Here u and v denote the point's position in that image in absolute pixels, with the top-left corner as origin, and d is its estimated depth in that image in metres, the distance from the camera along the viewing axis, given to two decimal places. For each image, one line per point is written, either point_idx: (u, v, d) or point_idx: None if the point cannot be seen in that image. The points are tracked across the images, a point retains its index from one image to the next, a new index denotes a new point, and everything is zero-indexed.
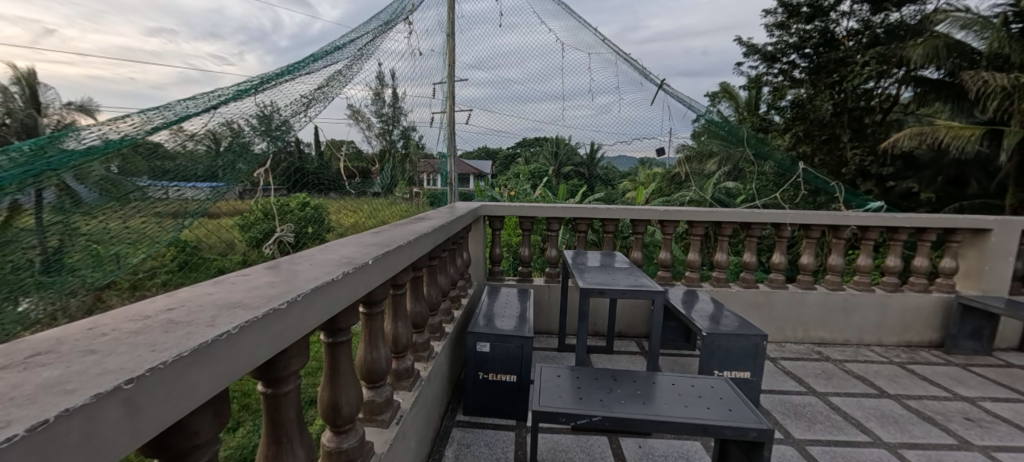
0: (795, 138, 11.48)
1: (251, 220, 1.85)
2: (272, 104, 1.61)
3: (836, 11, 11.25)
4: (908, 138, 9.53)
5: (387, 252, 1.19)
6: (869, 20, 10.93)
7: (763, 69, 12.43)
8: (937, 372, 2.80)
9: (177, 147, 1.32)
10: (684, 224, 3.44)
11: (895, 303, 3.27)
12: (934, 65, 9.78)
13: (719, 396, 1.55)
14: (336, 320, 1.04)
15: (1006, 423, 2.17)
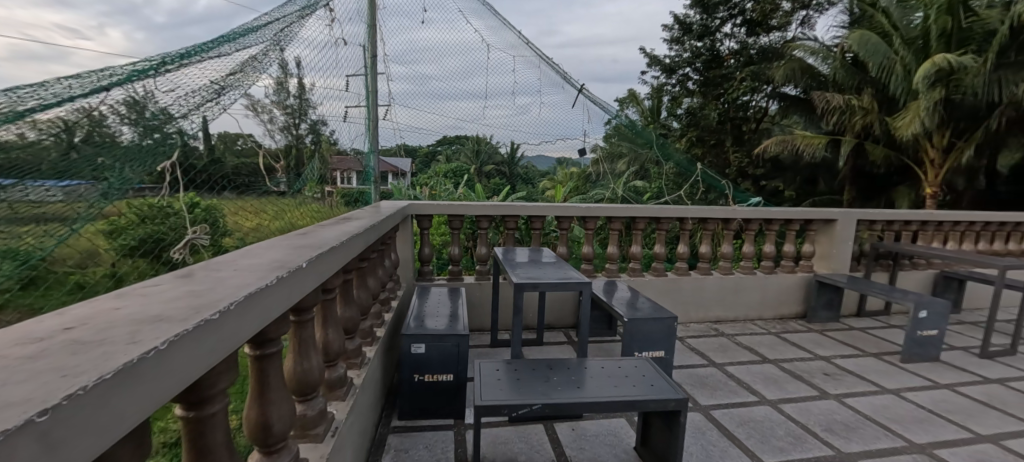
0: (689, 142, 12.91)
1: (122, 225, 1.45)
2: (151, 93, 1.31)
3: (720, 31, 12.60)
4: (775, 145, 11.18)
5: (322, 253, 1.13)
6: (745, 41, 12.40)
7: (663, 79, 13.52)
8: (803, 339, 3.37)
9: (19, 137, 0.95)
10: (603, 219, 3.68)
11: (772, 283, 3.86)
12: (792, 84, 11.62)
13: (642, 375, 1.71)
14: (265, 331, 0.96)
15: (852, 374, 2.69)
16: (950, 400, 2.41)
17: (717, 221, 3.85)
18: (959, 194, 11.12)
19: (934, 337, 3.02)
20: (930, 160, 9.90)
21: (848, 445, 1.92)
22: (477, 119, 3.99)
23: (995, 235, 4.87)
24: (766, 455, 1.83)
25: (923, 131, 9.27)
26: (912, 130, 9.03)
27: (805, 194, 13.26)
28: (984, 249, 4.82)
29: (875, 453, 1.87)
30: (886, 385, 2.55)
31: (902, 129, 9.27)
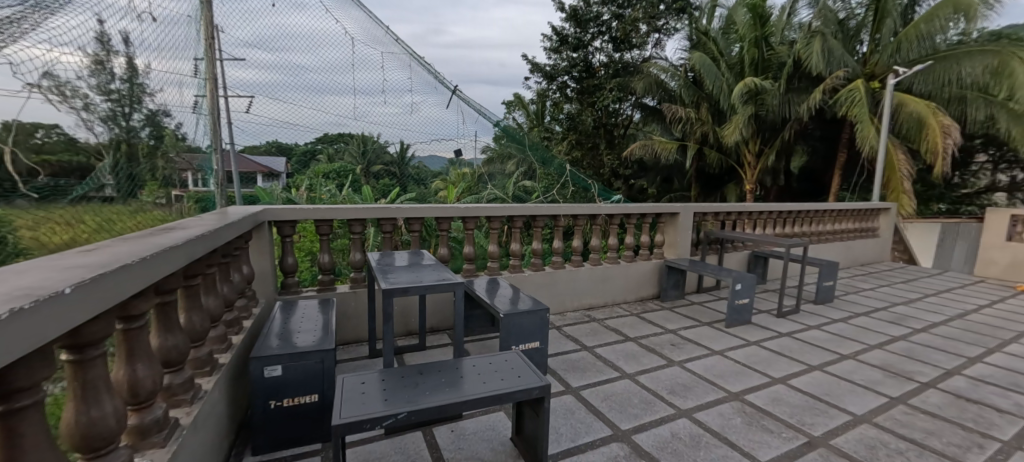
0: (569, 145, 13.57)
1: None
2: None
3: (591, 45, 12.96)
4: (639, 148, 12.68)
5: (101, 274, 0.91)
6: (613, 56, 12.87)
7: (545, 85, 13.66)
8: (657, 316, 3.90)
9: None
10: (483, 218, 3.75)
11: (632, 269, 4.38)
12: (651, 96, 13.33)
13: (511, 367, 1.79)
14: (8, 379, 0.76)
15: (691, 342, 3.20)
16: (756, 353, 3.03)
17: (585, 217, 4.22)
18: (768, 190, 13.87)
19: (746, 304, 3.75)
20: (747, 162, 12.30)
21: (686, 403, 2.28)
22: (361, 117, 3.97)
23: (787, 220, 6.26)
24: (624, 424, 2.07)
25: (741, 139, 11.44)
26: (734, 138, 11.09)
27: (663, 191, 15.30)
28: (779, 231, 6.15)
29: (704, 406, 2.25)
30: (714, 348, 3.09)
31: (726, 136, 11.29)
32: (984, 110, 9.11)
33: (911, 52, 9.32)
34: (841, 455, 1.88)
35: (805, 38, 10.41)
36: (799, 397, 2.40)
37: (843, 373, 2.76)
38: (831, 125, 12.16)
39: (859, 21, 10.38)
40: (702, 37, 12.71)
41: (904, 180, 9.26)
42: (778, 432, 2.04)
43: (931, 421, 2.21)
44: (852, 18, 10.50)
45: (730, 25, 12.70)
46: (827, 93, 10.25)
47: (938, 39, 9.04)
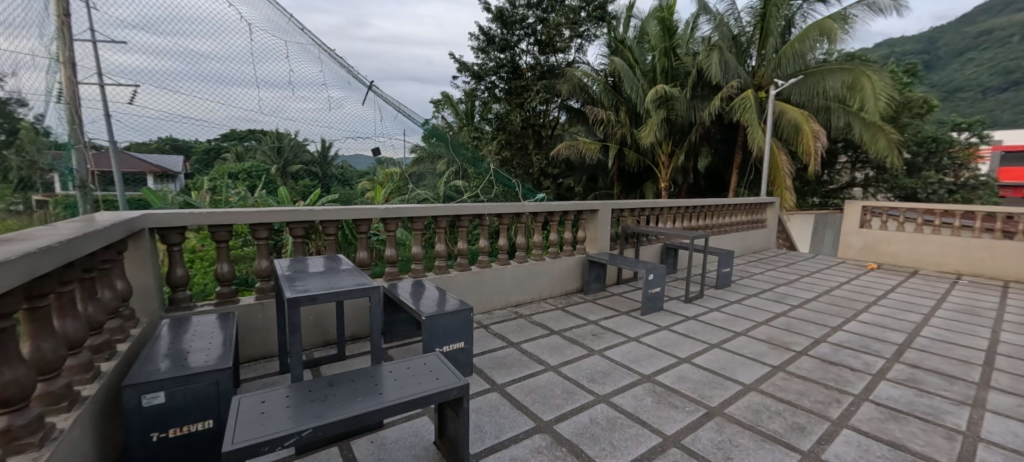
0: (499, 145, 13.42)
1: None
2: None
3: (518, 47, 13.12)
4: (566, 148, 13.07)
5: None
6: (539, 57, 13.07)
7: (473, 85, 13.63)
8: (580, 309, 4.08)
9: None
10: (405, 219, 3.62)
11: (556, 265, 4.54)
12: (575, 98, 13.83)
13: (429, 370, 1.76)
14: None
15: (610, 331, 3.40)
16: (666, 337, 3.30)
17: (510, 216, 4.28)
18: (679, 188, 15.04)
19: (658, 292, 4.07)
20: (662, 162, 13.26)
21: (604, 389, 2.41)
22: (276, 111, 4.10)
23: (693, 214, 6.91)
24: (546, 415, 2.14)
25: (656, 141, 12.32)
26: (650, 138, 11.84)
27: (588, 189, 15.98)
28: (686, 225, 6.76)
29: (620, 390, 2.40)
30: (630, 335, 3.32)
31: (643, 138, 12.08)
32: (842, 118, 10.75)
33: (790, 67, 10.74)
34: (734, 421, 2.13)
35: (706, 52, 11.53)
36: (701, 373, 2.66)
37: (737, 349, 3.12)
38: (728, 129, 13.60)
39: (748, 38, 11.68)
40: (619, 45, 13.54)
41: (787, 177, 10.61)
42: (683, 407, 2.24)
43: (803, 383, 2.58)
44: (743, 34, 11.84)
45: (643, 36, 13.70)
46: (725, 101, 11.43)
47: (809, 57, 10.49)
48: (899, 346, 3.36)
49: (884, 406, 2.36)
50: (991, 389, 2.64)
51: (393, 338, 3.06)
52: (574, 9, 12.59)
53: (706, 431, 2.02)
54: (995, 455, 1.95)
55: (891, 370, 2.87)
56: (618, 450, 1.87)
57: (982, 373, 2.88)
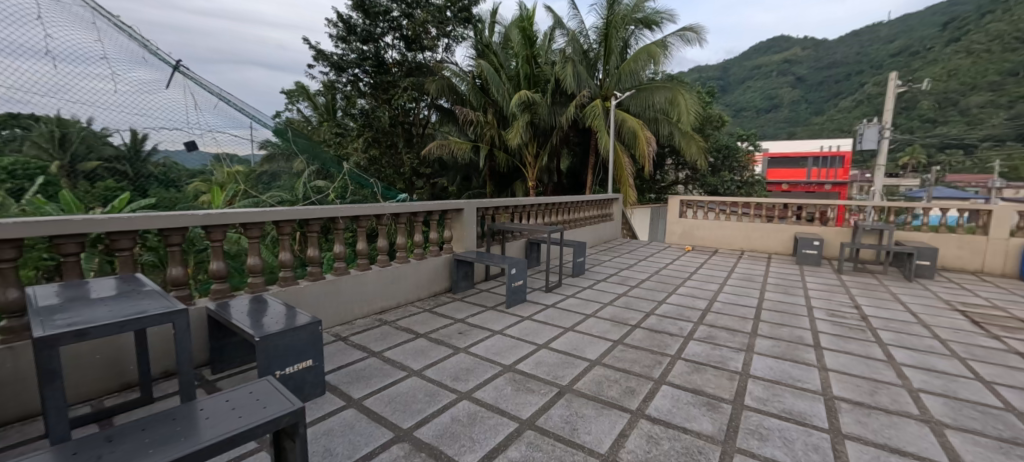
0: (366, 143, 12.65)
1: None
2: None
3: (382, 40, 12.49)
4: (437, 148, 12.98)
5: None
6: (406, 54, 12.63)
7: (334, 76, 12.64)
8: (448, 308, 4.08)
9: None
10: (236, 227, 3.08)
11: (422, 267, 4.45)
12: (444, 98, 13.51)
13: (256, 398, 1.53)
14: None
15: (476, 327, 3.48)
16: (527, 326, 3.52)
17: (369, 218, 4.01)
18: (546, 187, 16.02)
19: (521, 286, 4.31)
20: (529, 163, 14.14)
21: (466, 386, 2.45)
22: (51, 90, 3.50)
23: (553, 210, 7.51)
24: (406, 422, 2.08)
25: (522, 142, 13.06)
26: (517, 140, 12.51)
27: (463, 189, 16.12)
28: (548, 220, 7.31)
29: (482, 384, 2.47)
30: (495, 328, 3.45)
31: (510, 139, 12.70)
32: (666, 128, 12.94)
33: (628, 82, 12.26)
34: (580, 395, 2.38)
35: (561, 63, 12.47)
36: (555, 356, 2.91)
37: (586, 329, 3.49)
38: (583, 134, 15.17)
39: (596, 53, 12.97)
40: (486, 49, 13.86)
41: (630, 177, 12.26)
42: (538, 390, 2.42)
43: (635, 352, 3.03)
44: (592, 50, 13.05)
45: (507, 42, 14.21)
46: (578, 108, 12.62)
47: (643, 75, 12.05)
48: (703, 312, 4.20)
49: (691, 361, 2.92)
50: (758, 337, 3.48)
51: (222, 366, 2.63)
52: (439, 9, 12.45)
53: (557, 409, 2.22)
54: (758, 386, 2.59)
55: (697, 331, 3.56)
56: (477, 443, 1.92)
57: (754, 326, 3.79)
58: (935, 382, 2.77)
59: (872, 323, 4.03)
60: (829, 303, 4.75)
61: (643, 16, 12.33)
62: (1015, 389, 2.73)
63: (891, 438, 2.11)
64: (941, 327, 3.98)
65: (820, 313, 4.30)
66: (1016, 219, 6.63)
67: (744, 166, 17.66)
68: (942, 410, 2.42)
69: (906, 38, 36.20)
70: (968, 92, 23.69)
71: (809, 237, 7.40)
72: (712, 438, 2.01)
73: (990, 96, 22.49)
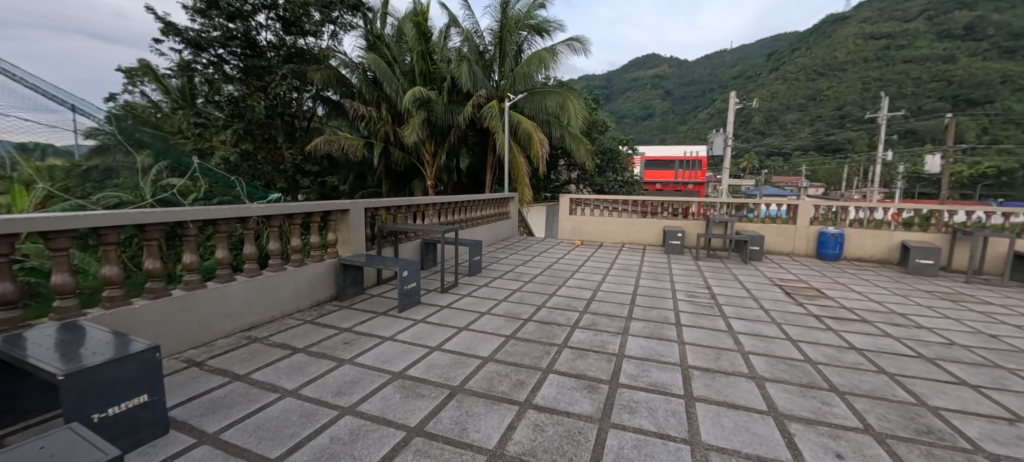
0: (237, 135, 10.86)
1: None
2: None
3: (254, 19, 10.84)
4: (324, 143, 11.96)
5: None
6: (283, 37, 11.27)
7: (190, 55, 10.66)
8: (332, 318, 3.77)
9: None
10: (34, 238, 2.42)
11: (302, 274, 4.04)
12: (331, 90, 12.71)
13: (56, 452, 1.24)
14: None
15: (364, 335, 3.28)
16: (420, 330, 3.43)
17: (231, 221, 3.49)
18: (445, 186, 15.79)
19: (414, 288, 4.17)
20: (427, 161, 13.78)
21: (349, 400, 2.29)
22: None
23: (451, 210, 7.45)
24: (274, 450, 1.87)
25: (418, 140, 12.68)
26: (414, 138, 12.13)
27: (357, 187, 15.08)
28: (446, 219, 7.23)
29: (368, 396, 2.33)
30: (385, 335, 3.29)
31: (406, 136, 12.20)
32: (558, 130, 13.60)
33: (522, 84, 12.67)
34: (471, 393, 2.39)
35: (457, 61, 12.37)
36: (447, 357, 2.88)
37: (480, 327, 3.53)
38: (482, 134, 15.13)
39: (491, 55, 13.15)
40: (377, 41, 13.18)
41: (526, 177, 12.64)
42: (428, 394, 2.37)
43: (526, 345, 3.15)
44: (487, 52, 13.30)
45: (401, 35, 13.69)
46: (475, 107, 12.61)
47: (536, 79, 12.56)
48: (588, 301, 4.56)
49: (576, 348, 3.14)
50: (632, 320, 3.89)
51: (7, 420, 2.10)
52: None
53: (447, 411, 2.20)
54: (631, 365, 2.89)
55: (582, 320, 3.85)
56: (360, 460, 1.81)
57: (630, 310, 4.24)
58: (760, 344, 3.41)
59: (719, 300, 4.79)
60: (689, 286, 5.54)
61: (535, 23, 12.72)
62: (811, 344, 3.48)
63: (728, 395, 2.53)
64: (766, 299, 4.90)
65: (682, 295, 4.99)
66: (814, 212, 8.42)
67: (624, 167, 19.66)
68: (764, 366, 2.98)
69: (744, 63, 43.77)
70: (785, 110, 29.60)
71: (674, 230, 8.50)
72: (591, 418, 2.19)
73: (799, 115, 28.41)
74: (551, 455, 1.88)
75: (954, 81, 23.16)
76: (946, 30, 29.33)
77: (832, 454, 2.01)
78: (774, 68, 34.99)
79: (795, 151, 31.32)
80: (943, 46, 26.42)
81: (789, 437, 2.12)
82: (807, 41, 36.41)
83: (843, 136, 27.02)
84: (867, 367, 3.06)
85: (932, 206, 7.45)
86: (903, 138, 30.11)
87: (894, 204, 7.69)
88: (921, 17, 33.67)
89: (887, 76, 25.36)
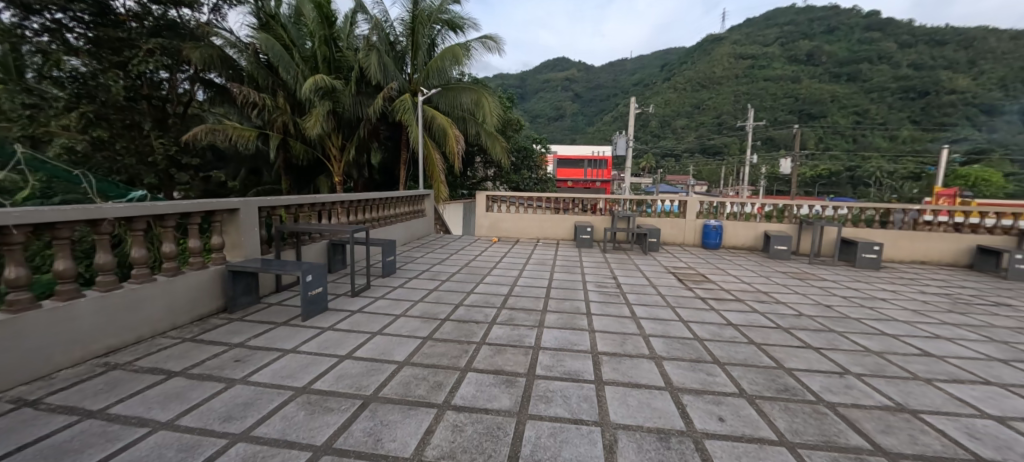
0: (86, 120, 8.84)
1: None
2: None
3: None
4: (203, 133, 10.53)
5: None
6: (148, 6, 9.58)
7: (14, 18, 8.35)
8: (220, 333, 3.34)
9: None
10: None
11: (178, 285, 3.51)
12: (215, 72, 11.25)
13: None
14: None
15: (260, 350, 2.96)
16: (327, 338, 3.18)
17: (77, 226, 2.90)
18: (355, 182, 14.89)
19: (320, 293, 3.86)
20: (333, 156, 12.87)
21: (241, 425, 2.04)
22: None
23: (360, 208, 7.02)
24: None
25: (323, 133, 11.78)
26: (317, 131, 11.28)
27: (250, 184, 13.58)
28: (355, 218, 6.81)
29: (265, 417, 2.10)
30: (285, 347, 3.00)
31: (308, 128, 11.29)
32: (473, 128, 13.45)
33: (436, 79, 12.40)
34: (385, 401, 2.28)
35: (365, 51, 11.66)
36: (359, 365, 2.71)
37: (395, 331, 3.39)
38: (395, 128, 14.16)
39: (403, 47, 12.73)
40: (270, 21, 11.93)
41: (441, 174, 12.38)
42: (337, 407, 2.21)
43: (444, 345, 3.09)
44: (398, 43, 12.84)
45: (299, 17, 12.53)
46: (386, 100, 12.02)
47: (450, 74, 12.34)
48: (505, 296, 4.64)
49: (493, 345, 3.16)
50: (547, 313, 4.04)
51: None
52: None
53: (360, 423, 2.07)
54: (546, 356, 2.99)
55: (499, 316, 3.89)
56: None
57: (545, 303, 4.41)
58: (658, 327, 3.76)
59: (624, 289, 5.19)
60: (598, 277, 5.92)
61: (449, 18, 12.43)
62: (699, 323, 3.93)
63: (633, 376, 2.75)
64: (663, 286, 5.44)
65: (591, 286, 5.32)
66: (699, 206, 9.53)
67: (538, 165, 20.32)
68: (662, 347, 3.29)
69: (642, 72, 47.86)
70: (676, 116, 32.98)
71: (584, 225, 9.01)
72: (509, 412, 2.22)
73: (687, 121, 31.90)
74: (471, 455, 1.87)
75: (801, 98, 27.80)
76: (795, 55, 35.04)
77: (716, 418, 2.28)
78: (666, 78, 38.70)
79: (684, 153, 35.06)
80: (793, 69, 31.53)
81: (682, 408, 2.37)
82: (692, 56, 40.90)
83: (722, 141, 30.94)
84: (742, 339, 3.54)
85: (785, 202, 8.81)
86: (765, 144, 35.41)
87: (757, 200, 8.95)
88: (777, 42, 39.76)
89: (753, 91, 29.55)
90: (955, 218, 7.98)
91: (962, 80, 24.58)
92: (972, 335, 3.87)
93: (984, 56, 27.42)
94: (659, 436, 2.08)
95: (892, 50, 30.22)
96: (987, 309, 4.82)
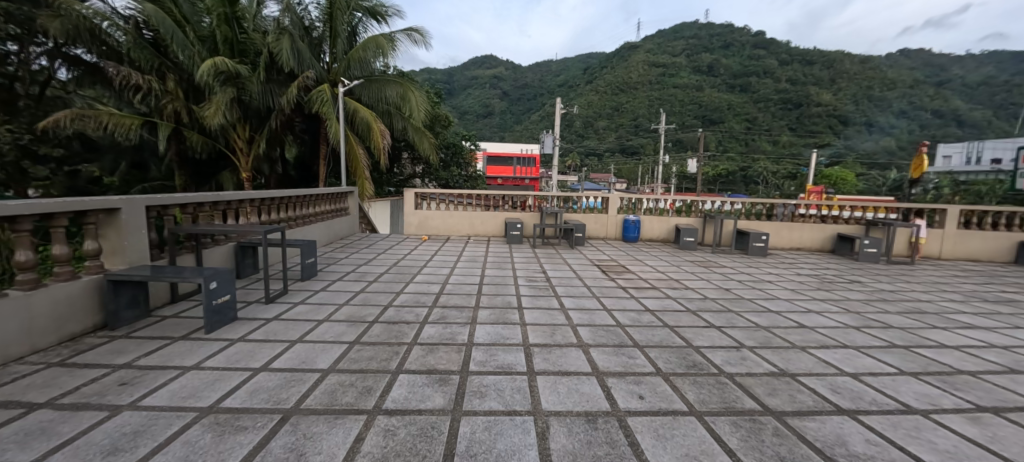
0: None
1: None
2: None
3: None
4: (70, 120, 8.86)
5: None
6: None
7: None
8: (97, 354, 2.86)
9: None
10: None
11: (39, 300, 2.95)
12: (83, 47, 9.59)
13: None
14: None
15: (150, 370, 2.58)
16: (237, 351, 2.88)
17: None
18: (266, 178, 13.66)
19: (226, 302, 3.47)
20: (239, 149, 11.67)
21: (131, 457, 1.77)
22: None
23: (273, 207, 6.42)
24: None
25: (226, 123, 10.60)
26: (218, 120, 10.11)
27: (133, 180, 11.85)
28: (268, 218, 6.24)
29: (162, 445, 1.85)
30: (185, 364, 2.66)
31: (207, 118, 10.08)
32: (399, 122, 12.96)
33: (358, 70, 11.75)
34: (308, 413, 2.12)
35: (275, 34, 10.66)
36: (276, 378, 2.49)
37: (317, 337, 3.16)
38: (312, 121, 13.06)
39: (320, 33, 11.95)
40: None
41: (365, 170, 11.76)
42: (251, 425, 2.01)
43: (372, 349, 2.95)
44: (314, 29, 11.98)
45: None
46: (301, 90, 11.13)
47: (373, 65, 11.77)
48: (436, 295, 4.55)
49: (425, 344, 3.09)
50: (479, 309, 4.04)
51: None
52: None
53: (279, 439, 1.90)
54: (478, 352, 2.99)
55: (430, 315, 3.81)
56: None
57: (477, 299, 4.41)
58: (585, 317, 3.94)
59: (553, 282, 5.36)
60: (528, 271, 6.07)
61: (370, 6, 11.83)
62: (621, 311, 4.19)
63: (563, 365, 2.85)
64: (588, 278, 5.72)
65: (521, 280, 5.43)
66: (620, 202, 10.16)
67: (467, 163, 20.22)
68: (588, 335, 3.45)
69: (566, 75, 49.73)
70: (597, 117, 34.74)
71: (514, 221, 9.15)
72: (443, 411, 2.18)
73: (608, 121, 33.73)
74: (403, 457, 1.80)
75: (704, 105, 30.83)
76: (698, 65, 38.65)
77: (637, 397, 2.45)
78: (588, 81, 40.57)
79: (605, 152, 37.14)
80: (697, 78, 34.78)
81: (607, 391, 2.50)
82: (611, 61, 43.32)
83: (639, 141, 33.27)
84: (657, 323, 3.84)
85: (691, 198, 9.73)
86: (674, 146, 38.69)
87: (669, 196, 9.77)
88: (683, 53, 43.52)
89: (665, 97, 32.11)
90: (821, 211, 9.33)
91: (826, 94, 28.92)
92: (835, 308, 4.59)
93: (842, 74, 32.50)
94: (588, 419, 2.18)
95: (774, 65, 34.53)
96: (845, 286, 5.74)
